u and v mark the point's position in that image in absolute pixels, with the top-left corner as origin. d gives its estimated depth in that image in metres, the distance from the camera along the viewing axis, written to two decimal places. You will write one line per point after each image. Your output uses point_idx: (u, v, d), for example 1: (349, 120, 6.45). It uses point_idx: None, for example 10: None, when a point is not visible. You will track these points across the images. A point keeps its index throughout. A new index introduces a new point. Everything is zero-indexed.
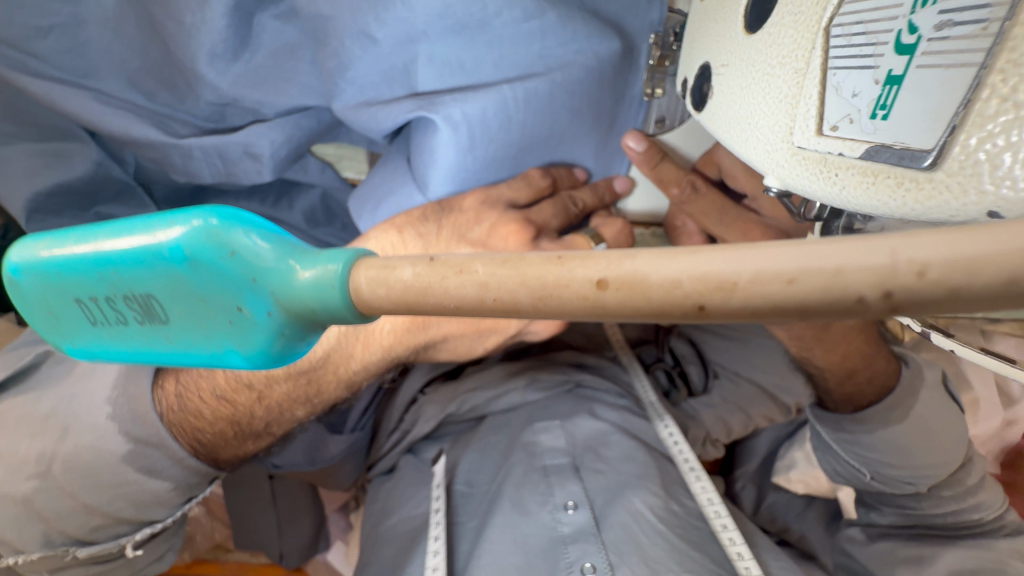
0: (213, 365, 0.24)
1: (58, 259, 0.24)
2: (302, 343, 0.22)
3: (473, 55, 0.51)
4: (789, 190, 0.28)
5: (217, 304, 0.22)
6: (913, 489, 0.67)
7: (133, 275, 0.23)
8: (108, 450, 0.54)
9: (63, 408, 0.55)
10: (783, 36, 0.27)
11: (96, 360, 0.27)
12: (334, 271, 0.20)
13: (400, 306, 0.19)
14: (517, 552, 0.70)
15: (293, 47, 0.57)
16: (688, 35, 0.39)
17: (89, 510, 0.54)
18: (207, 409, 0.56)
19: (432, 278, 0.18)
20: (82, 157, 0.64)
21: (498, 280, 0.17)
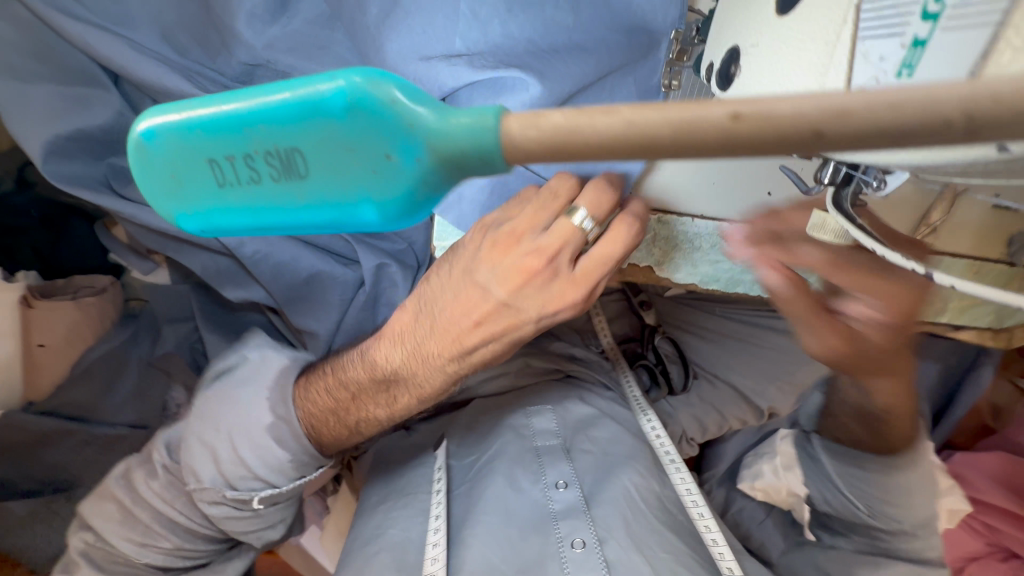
0: (346, 213, 0.28)
1: (194, 121, 0.27)
2: (438, 190, 0.27)
3: (502, 28, 0.53)
4: None
5: (365, 152, 0.26)
6: (899, 525, 0.85)
7: (280, 130, 0.26)
8: (258, 421, 0.71)
9: (238, 391, 0.74)
10: (816, 16, 0.31)
11: (217, 225, 0.30)
12: (489, 117, 0.24)
13: (543, 146, 0.23)
14: (507, 524, 0.73)
15: (328, 18, 0.60)
16: (717, 27, 0.43)
17: (240, 464, 0.71)
18: (319, 402, 0.71)
19: (580, 121, 0.22)
20: (104, 105, 0.64)
21: (645, 120, 0.22)
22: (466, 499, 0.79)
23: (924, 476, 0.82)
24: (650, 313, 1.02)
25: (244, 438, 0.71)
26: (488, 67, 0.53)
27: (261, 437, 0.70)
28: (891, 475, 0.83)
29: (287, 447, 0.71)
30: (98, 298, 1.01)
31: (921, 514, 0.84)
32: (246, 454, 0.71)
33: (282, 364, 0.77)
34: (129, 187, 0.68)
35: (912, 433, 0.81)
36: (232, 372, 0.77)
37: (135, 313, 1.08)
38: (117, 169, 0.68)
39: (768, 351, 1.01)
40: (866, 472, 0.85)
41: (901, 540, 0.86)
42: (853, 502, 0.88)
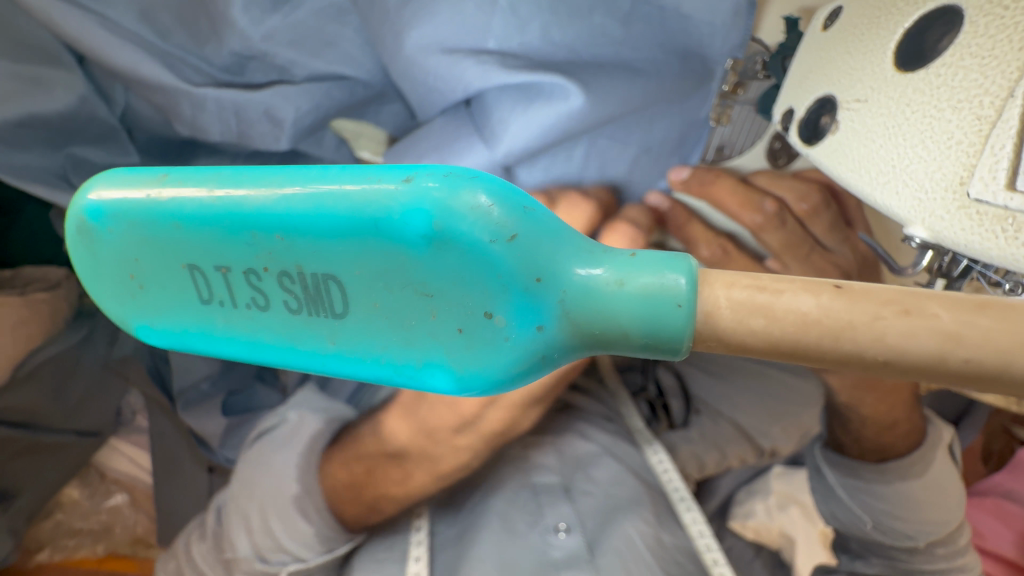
0: (396, 376, 0.22)
1: (184, 206, 0.22)
2: (552, 365, 0.21)
3: (539, 37, 0.46)
4: (937, 242, 0.26)
5: (445, 305, 0.20)
6: (911, 543, 0.72)
7: (315, 246, 0.21)
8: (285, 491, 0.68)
9: (274, 455, 0.71)
10: (963, 79, 0.25)
11: (176, 346, 0.25)
12: (683, 286, 0.18)
13: (774, 340, 0.17)
14: (504, 571, 0.67)
15: (340, 11, 0.53)
16: (800, 66, 0.37)
17: (270, 536, 0.68)
18: (338, 474, 0.70)
19: (854, 316, 0.17)
20: (66, 88, 0.56)
21: (973, 332, 0.16)
22: (454, 541, 0.73)
23: (935, 484, 0.71)
24: None
25: (273, 508, 0.68)
26: (523, 71, 0.46)
27: (288, 508, 0.67)
28: (892, 485, 0.71)
29: (316, 520, 0.68)
30: (50, 295, 0.89)
31: (934, 519, 0.71)
32: (274, 525, 0.68)
33: (317, 427, 0.73)
34: None
35: (906, 431, 0.70)
36: (270, 434, 0.74)
37: (91, 311, 0.97)
38: (76, 160, 0.60)
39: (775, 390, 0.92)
40: (865, 481, 0.74)
41: (925, 558, 0.73)
42: (857, 513, 0.76)
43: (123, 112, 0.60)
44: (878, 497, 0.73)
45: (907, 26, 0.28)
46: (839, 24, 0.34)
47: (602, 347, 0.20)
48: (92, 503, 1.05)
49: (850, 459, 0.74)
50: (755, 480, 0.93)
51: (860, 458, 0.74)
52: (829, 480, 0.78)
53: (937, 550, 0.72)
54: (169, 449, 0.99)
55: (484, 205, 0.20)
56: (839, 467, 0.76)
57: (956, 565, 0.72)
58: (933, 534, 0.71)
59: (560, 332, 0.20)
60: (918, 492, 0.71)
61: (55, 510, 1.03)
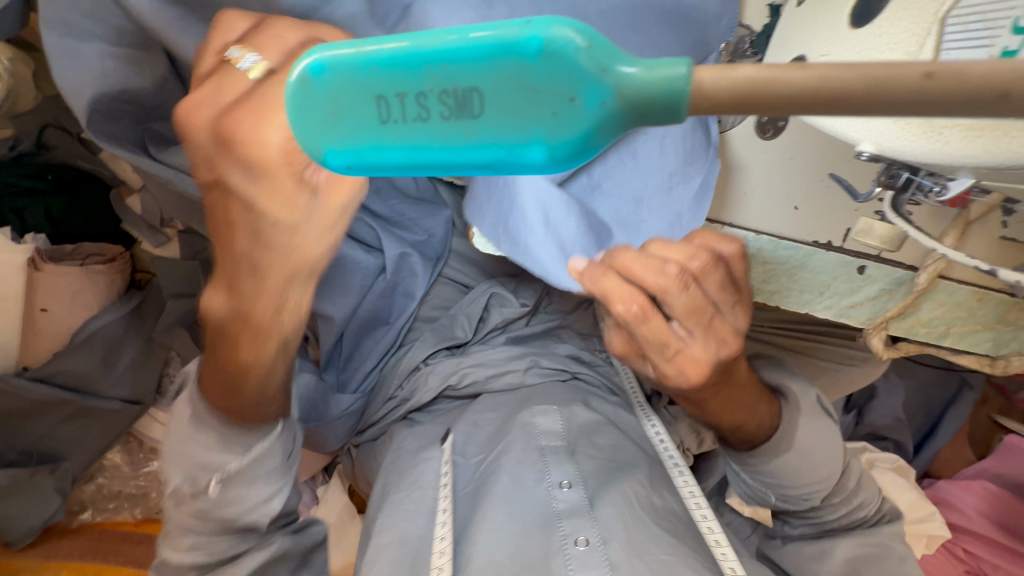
0: (507, 160, 0.25)
1: (385, 52, 0.25)
2: (611, 141, 0.24)
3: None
4: (881, 154, 0.34)
5: (548, 96, 0.23)
6: (808, 503, 0.79)
7: (466, 66, 0.23)
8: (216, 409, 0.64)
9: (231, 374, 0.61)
10: (894, 27, 0.33)
11: (364, 169, 0.27)
12: (683, 70, 0.21)
13: (734, 92, 0.20)
14: (512, 521, 0.73)
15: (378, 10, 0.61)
16: (779, 38, 0.45)
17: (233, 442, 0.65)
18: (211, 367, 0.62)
19: (770, 72, 0.20)
20: (152, 68, 0.65)
21: (839, 74, 0.19)
22: (470, 498, 0.79)
23: (804, 449, 0.76)
24: None
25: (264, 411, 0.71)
26: None
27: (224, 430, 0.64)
28: (770, 463, 0.76)
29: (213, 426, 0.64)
30: (107, 267, 0.99)
31: (815, 479, 0.77)
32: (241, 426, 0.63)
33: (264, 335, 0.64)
34: (165, 152, 0.71)
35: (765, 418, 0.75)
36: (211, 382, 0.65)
37: (141, 285, 1.08)
38: (153, 134, 0.68)
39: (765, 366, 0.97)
40: (747, 463, 0.78)
41: (827, 509, 0.80)
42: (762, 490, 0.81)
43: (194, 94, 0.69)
44: (766, 472, 0.77)
45: None
46: (807, 4, 0.42)
47: (636, 122, 0.23)
48: (132, 468, 1.12)
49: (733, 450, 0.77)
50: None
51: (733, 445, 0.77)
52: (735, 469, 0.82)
53: (833, 499, 0.80)
54: None
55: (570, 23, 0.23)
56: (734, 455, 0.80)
57: (854, 505, 0.80)
58: (823, 492, 0.78)
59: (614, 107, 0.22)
60: (796, 460, 0.76)
61: (97, 475, 1.09)
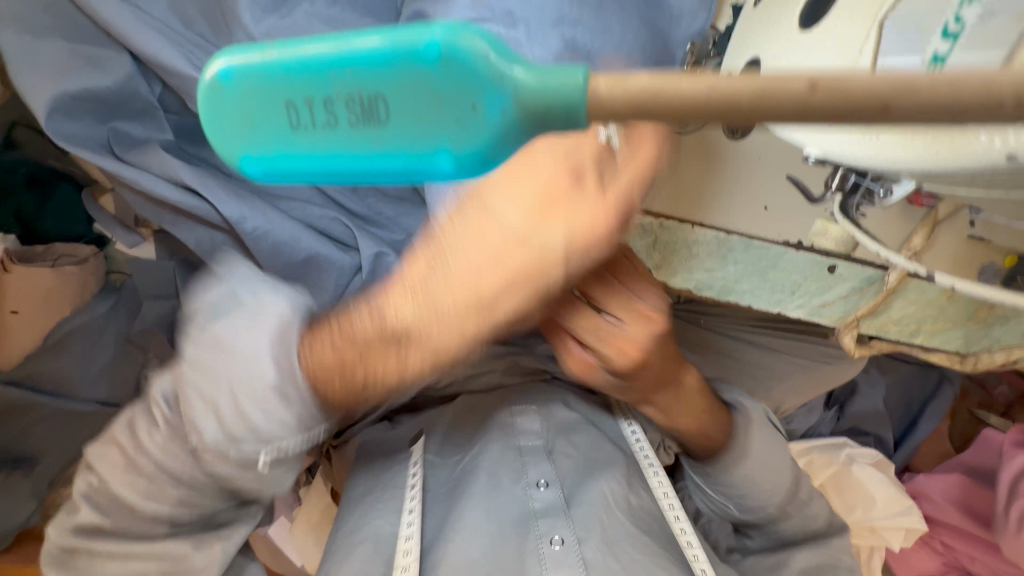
0: (413, 171, 0.24)
1: (290, 56, 0.23)
2: (513, 151, 0.24)
3: (524, 32, 0.54)
4: (827, 158, 0.34)
5: (451, 104, 0.23)
6: (763, 513, 0.80)
7: (371, 72, 0.22)
8: (260, 374, 0.46)
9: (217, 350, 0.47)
10: (836, 31, 0.33)
11: (273, 177, 0.26)
12: (577, 77, 0.21)
13: (634, 101, 0.21)
14: (489, 520, 0.74)
15: (331, 17, 0.61)
16: (738, 39, 0.45)
17: (239, 422, 0.47)
18: (322, 351, 0.47)
19: (662, 83, 0.20)
20: (115, 66, 0.64)
21: (728, 85, 0.20)
22: (444, 500, 0.80)
23: (761, 461, 0.79)
24: None
25: (241, 390, 0.47)
26: None
27: (259, 390, 0.46)
28: (735, 473, 0.78)
29: (294, 405, 0.47)
30: (80, 269, 0.97)
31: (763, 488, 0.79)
32: (237, 409, 0.47)
33: None
34: (131, 151, 0.68)
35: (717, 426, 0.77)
36: (198, 311, 0.49)
37: (116, 286, 1.05)
38: (119, 133, 0.67)
39: (747, 363, 0.98)
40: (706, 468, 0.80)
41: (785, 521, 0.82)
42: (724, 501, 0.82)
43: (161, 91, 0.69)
44: (719, 479, 0.80)
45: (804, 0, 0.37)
46: (765, 4, 0.42)
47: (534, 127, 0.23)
48: None
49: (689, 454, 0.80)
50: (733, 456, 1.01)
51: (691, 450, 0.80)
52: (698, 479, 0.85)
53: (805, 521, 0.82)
54: None
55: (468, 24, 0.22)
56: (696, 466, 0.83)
57: (820, 531, 0.83)
58: (776, 500, 0.80)
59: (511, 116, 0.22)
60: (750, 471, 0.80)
61: None
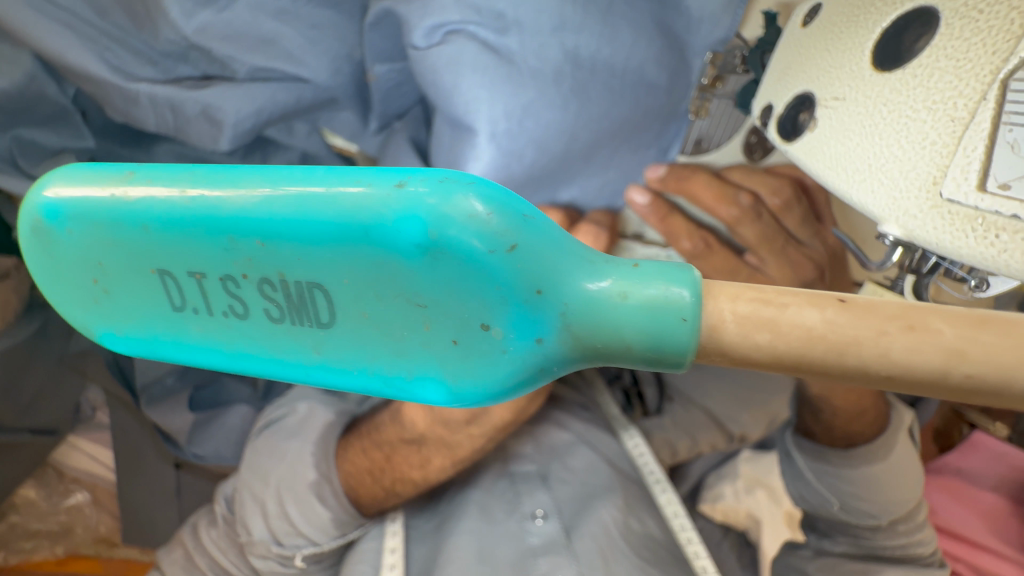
0: (387, 390, 0.22)
1: (152, 208, 0.22)
2: (550, 377, 0.21)
3: (519, 41, 0.45)
4: (911, 240, 0.27)
5: (450, 320, 0.21)
6: (873, 522, 0.74)
7: (296, 251, 0.21)
8: (303, 476, 0.65)
9: (286, 442, 0.68)
10: (938, 80, 0.26)
11: (152, 353, 0.25)
12: (688, 300, 0.18)
13: (768, 353, 0.18)
14: (482, 562, 0.65)
15: (280, 9, 0.50)
16: (778, 64, 0.37)
17: (286, 520, 0.65)
18: (355, 462, 0.66)
19: (864, 332, 0.17)
20: (13, 64, 0.52)
21: (977, 348, 0.16)
22: (431, 533, 0.70)
23: (898, 465, 0.73)
24: None
25: (289, 493, 0.65)
26: (500, 73, 0.45)
27: (304, 492, 0.64)
28: (858, 468, 0.73)
29: (331, 505, 0.65)
30: None
31: (894, 500, 0.73)
32: (291, 511, 0.64)
33: (328, 419, 0.71)
34: (42, 166, 0.57)
35: (871, 418, 0.72)
36: (280, 423, 0.71)
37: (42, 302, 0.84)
38: (24, 142, 0.56)
39: (743, 374, 0.86)
40: (834, 465, 0.75)
41: (888, 534, 0.75)
42: (824, 494, 0.77)
43: (75, 92, 0.56)
44: (846, 480, 0.75)
45: (881, 28, 0.29)
46: (817, 22, 0.34)
47: (603, 360, 0.20)
48: (50, 504, 1.00)
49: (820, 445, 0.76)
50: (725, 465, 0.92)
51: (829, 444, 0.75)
52: (799, 465, 0.79)
53: (898, 527, 0.74)
54: (132, 445, 0.95)
55: (458, 200, 0.20)
56: (810, 452, 0.77)
57: (914, 540, 0.74)
58: (892, 513, 0.73)
59: (560, 345, 0.20)
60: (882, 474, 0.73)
61: (9, 513, 0.98)
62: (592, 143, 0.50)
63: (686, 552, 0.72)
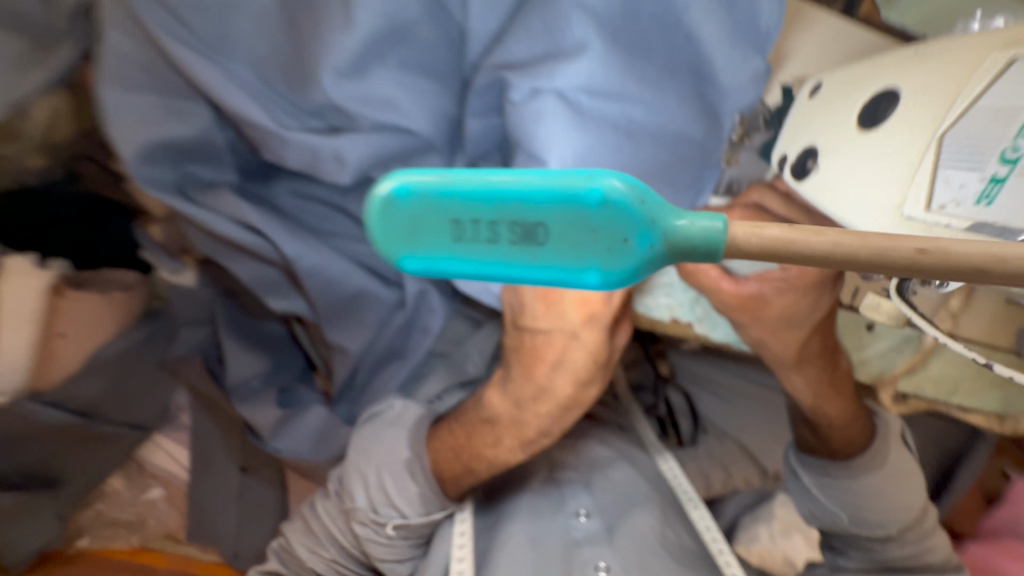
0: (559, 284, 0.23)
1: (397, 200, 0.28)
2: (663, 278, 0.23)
3: (588, 101, 0.58)
4: None
5: (605, 234, 0.22)
6: (883, 532, 0.79)
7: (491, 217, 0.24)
8: (399, 455, 0.75)
9: (381, 434, 0.78)
10: (897, 137, 0.36)
11: None
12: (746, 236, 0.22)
13: None
14: (533, 549, 0.72)
15: (402, 81, 0.66)
16: (793, 124, 0.48)
17: (383, 492, 0.74)
18: (443, 441, 0.76)
19: None
20: (196, 118, 0.68)
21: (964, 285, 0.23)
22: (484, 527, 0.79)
23: (891, 474, 0.79)
24: (665, 363, 1.00)
25: (388, 470, 0.75)
26: (572, 124, 0.57)
27: (400, 469, 0.74)
28: (860, 480, 0.79)
29: (421, 483, 0.74)
30: (127, 294, 0.96)
31: (900, 507, 0.78)
32: (387, 483, 0.74)
33: (420, 413, 0.80)
34: (201, 194, 0.72)
35: (861, 425, 0.79)
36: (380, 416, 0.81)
37: (156, 312, 1.03)
38: (190, 176, 0.71)
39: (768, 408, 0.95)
40: (836, 479, 0.81)
41: (899, 545, 0.79)
42: (833, 509, 0.82)
43: (232, 138, 0.73)
44: (847, 491, 0.80)
45: (866, 98, 0.40)
46: (821, 95, 0.46)
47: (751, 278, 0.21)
48: (130, 495, 1.12)
49: (819, 458, 0.83)
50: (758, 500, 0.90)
51: (829, 456, 0.82)
52: (803, 482, 0.85)
53: (906, 536, 0.78)
54: (206, 448, 1.11)
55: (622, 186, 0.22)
56: (813, 469, 0.84)
57: (925, 548, 0.78)
58: (899, 522, 0.78)
59: None
60: (883, 485, 0.79)
61: (96, 501, 1.10)
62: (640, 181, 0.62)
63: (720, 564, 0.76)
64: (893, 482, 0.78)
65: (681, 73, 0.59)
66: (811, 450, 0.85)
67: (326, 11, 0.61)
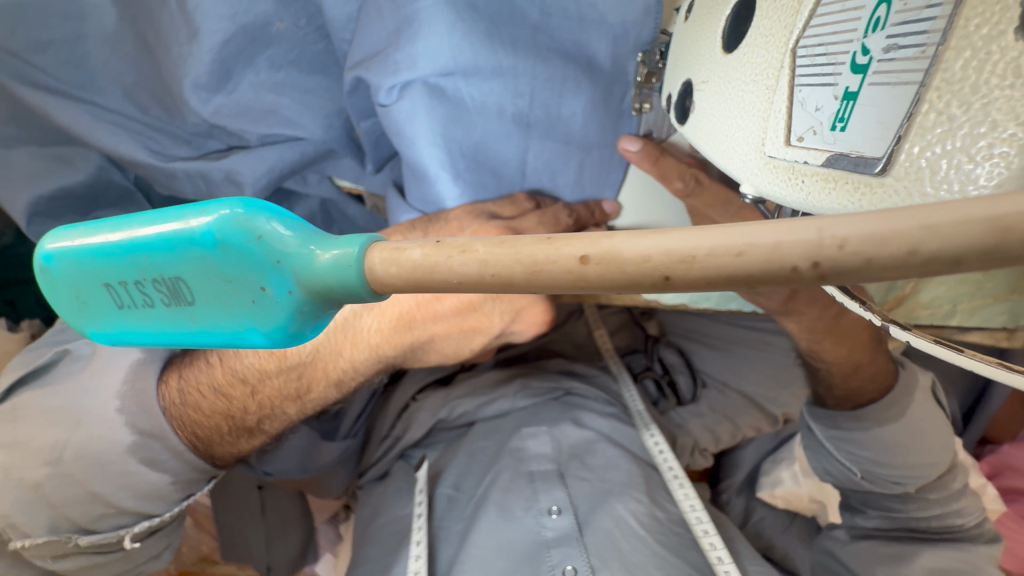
0: (234, 341, 0.25)
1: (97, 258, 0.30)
2: (315, 321, 0.24)
3: (464, 83, 0.52)
4: (763, 196, 0.29)
5: (242, 284, 0.24)
6: (898, 489, 0.73)
7: (165, 261, 0.25)
8: (116, 441, 0.58)
9: (76, 399, 0.59)
10: (756, 56, 0.29)
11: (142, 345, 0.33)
12: (352, 252, 0.22)
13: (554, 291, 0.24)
14: (500, 555, 0.70)
15: (277, 84, 0.60)
16: (673, 56, 0.41)
17: (97, 500, 0.58)
18: (198, 407, 0.61)
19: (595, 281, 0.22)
20: (85, 161, 0.66)
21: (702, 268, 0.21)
22: (457, 535, 0.76)
23: (912, 425, 0.72)
24: (653, 324, 1.06)
25: (93, 469, 0.58)
26: (448, 111, 0.53)
27: (119, 460, 0.58)
28: (871, 431, 0.72)
29: (164, 468, 0.60)
30: None
31: (922, 462, 0.72)
32: (104, 487, 0.58)
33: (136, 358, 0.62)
34: None
35: (871, 372, 0.71)
36: (51, 374, 0.62)
37: None
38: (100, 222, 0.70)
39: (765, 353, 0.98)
40: (845, 430, 0.74)
41: (918, 509, 0.73)
42: (845, 464, 0.75)
43: (135, 176, 0.70)
44: (860, 445, 0.73)
45: (727, 12, 0.33)
46: (693, 16, 0.38)
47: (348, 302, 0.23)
48: None
49: (828, 410, 0.75)
50: (780, 449, 1.01)
51: (836, 408, 0.75)
52: (816, 436, 0.77)
53: (929, 496, 0.73)
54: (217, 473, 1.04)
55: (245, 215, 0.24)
56: (823, 419, 0.75)
57: (951, 510, 0.72)
58: (919, 479, 0.72)
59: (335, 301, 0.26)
60: (902, 435, 0.72)
61: None
62: (542, 153, 0.57)
63: (703, 544, 0.72)
64: (901, 424, 0.71)
65: (562, 24, 0.52)
66: (820, 401, 0.76)
67: (167, 20, 0.57)
